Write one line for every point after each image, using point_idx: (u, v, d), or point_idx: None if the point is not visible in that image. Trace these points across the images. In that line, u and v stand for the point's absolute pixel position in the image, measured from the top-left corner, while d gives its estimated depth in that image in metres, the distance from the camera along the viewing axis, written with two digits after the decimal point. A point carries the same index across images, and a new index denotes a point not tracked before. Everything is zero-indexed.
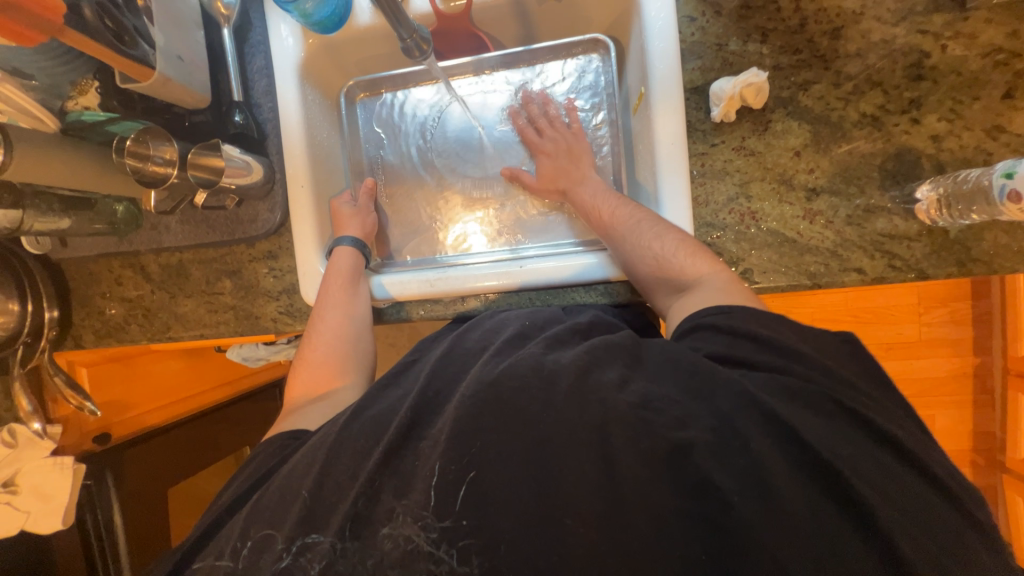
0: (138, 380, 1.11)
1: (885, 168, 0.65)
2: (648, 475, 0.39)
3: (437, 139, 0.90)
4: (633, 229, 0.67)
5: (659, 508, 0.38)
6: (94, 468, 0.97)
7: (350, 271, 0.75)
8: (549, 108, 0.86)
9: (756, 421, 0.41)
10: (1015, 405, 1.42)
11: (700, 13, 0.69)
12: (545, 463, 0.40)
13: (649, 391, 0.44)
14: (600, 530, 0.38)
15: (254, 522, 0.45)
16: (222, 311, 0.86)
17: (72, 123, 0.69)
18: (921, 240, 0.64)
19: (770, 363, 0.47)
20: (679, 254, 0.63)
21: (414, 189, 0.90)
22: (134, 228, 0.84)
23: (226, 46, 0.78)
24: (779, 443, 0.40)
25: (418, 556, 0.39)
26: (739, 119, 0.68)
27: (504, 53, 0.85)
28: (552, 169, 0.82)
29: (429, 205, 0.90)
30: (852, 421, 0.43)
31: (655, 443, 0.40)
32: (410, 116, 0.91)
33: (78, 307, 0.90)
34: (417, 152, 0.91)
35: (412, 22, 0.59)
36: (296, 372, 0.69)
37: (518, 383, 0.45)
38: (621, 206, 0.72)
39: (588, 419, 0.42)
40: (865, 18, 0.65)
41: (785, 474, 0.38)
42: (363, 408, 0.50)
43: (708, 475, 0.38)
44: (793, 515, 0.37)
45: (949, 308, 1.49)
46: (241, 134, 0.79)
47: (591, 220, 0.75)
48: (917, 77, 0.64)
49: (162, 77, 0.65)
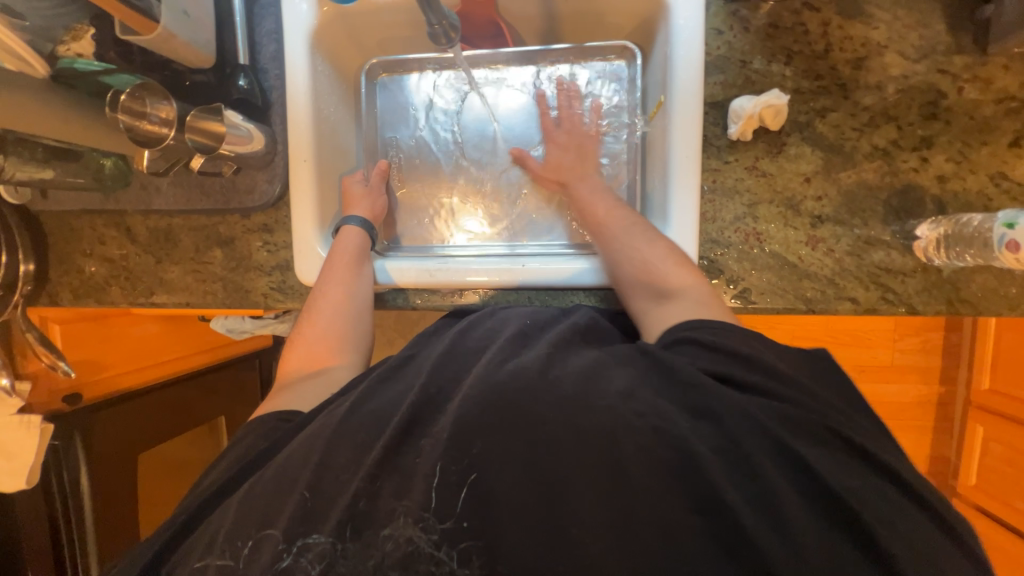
0: (112, 342, 1.07)
1: (890, 203, 0.66)
2: (654, 485, 0.40)
3: (453, 127, 0.88)
4: (626, 231, 0.68)
5: (662, 519, 0.39)
6: (65, 428, 0.96)
7: (357, 250, 0.74)
8: (575, 104, 0.83)
9: (767, 448, 0.42)
10: (973, 435, 1.50)
11: (727, 27, 0.68)
12: (547, 467, 0.41)
13: (650, 402, 0.44)
14: (607, 540, 0.38)
15: (245, 517, 0.44)
16: (210, 282, 0.83)
17: (63, 70, 0.64)
18: (915, 276, 0.65)
19: (771, 385, 0.47)
20: (665, 264, 0.63)
21: (426, 175, 0.88)
22: (122, 185, 0.81)
23: (233, 4, 0.74)
24: (784, 469, 0.41)
25: (418, 557, 0.39)
26: (755, 139, 0.68)
27: (525, 48, 0.84)
28: (558, 155, 0.82)
29: (441, 194, 0.88)
30: (849, 451, 0.43)
31: (665, 454, 0.41)
32: (425, 100, 0.88)
33: (55, 263, 0.85)
34: (433, 138, 0.88)
35: (443, 9, 0.57)
36: (292, 347, 0.68)
37: (521, 385, 0.46)
38: (616, 207, 0.72)
39: (591, 426, 0.43)
40: (889, 51, 0.66)
41: (785, 497, 0.39)
42: (363, 403, 0.50)
43: (716, 493, 0.39)
44: (796, 542, 0.38)
45: (923, 337, 1.56)
46: (244, 100, 0.75)
47: (587, 215, 0.74)
48: (931, 116, 0.65)
49: (165, 32, 0.61)
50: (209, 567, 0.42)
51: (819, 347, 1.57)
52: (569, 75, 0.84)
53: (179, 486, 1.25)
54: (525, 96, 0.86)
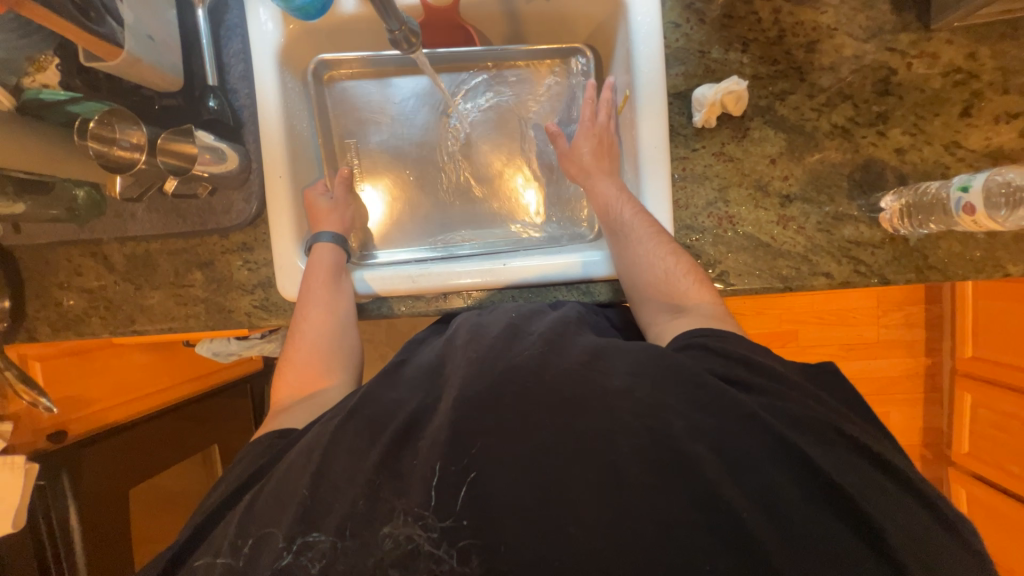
0: (99, 375, 1.05)
1: (854, 178, 0.68)
2: (652, 481, 0.40)
3: (415, 130, 0.88)
4: (652, 241, 0.65)
5: (664, 518, 0.39)
6: (48, 467, 0.93)
7: (332, 267, 0.74)
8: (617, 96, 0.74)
9: (769, 441, 0.42)
10: (961, 403, 1.53)
11: (684, 20, 0.71)
12: (547, 467, 0.42)
13: (651, 398, 0.45)
14: (603, 536, 0.39)
15: (253, 521, 0.45)
16: (192, 305, 0.82)
17: (30, 102, 0.65)
18: (884, 247, 0.67)
19: (740, 369, 0.49)
20: (681, 282, 0.62)
21: (393, 179, 0.89)
22: (96, 214, 0.80)
23: (199, 27, 0.75)
24: (780, 456, 0.42)
25: (418, 555, 0.40)
26: (720, 126, 0.70)
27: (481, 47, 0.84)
28: (576, 157, 0.76)
29: (412, 199, 0.88)
30: (819, 416, 0.45)
31: (664, 453, 0.41)
32: (385, 101, 0.88)
33: (32, 298, 0.84)
34: (397, 143, 0.89)
35: (401, 14, 0.57)
36: (281, 376, 0.67)
37: (519, 386, 0.46)
38: (643, 214, 0.67)
39: (592, 426, 0.43)
40: (839, 33, 0.68)
41: (776, 474, 0.41)
42: (361, 404, 0.49)
43: (717, 488, 0.40)
44: (787, 515, 0.40)
45: (906, 311, 1.59)
46: (214, 120, 0.75)
47: (609, 219, 0.69)
48: (885, 92, 0.68)
49: (130, 57, 0.62)
50: (214, 566, 0.43)
51: (806, 329, 1.60)
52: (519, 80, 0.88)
53: (167, 522, 1.21)
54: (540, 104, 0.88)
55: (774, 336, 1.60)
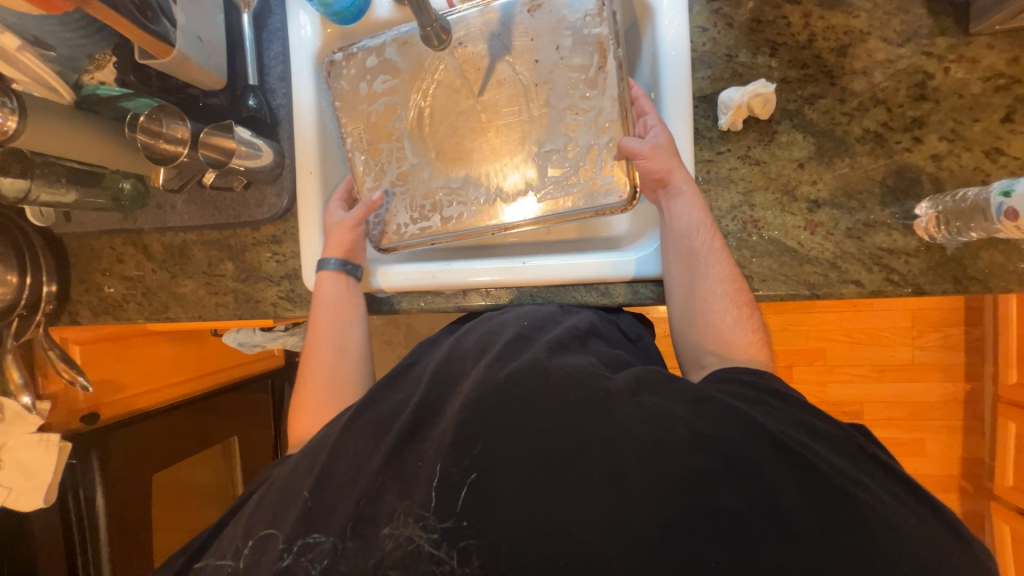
0: (130, 361, 1.10)
1: (887, 184, 0.66)
2: (659, 493, 0.39)
3: (443, 154, 0.76)
4: (722, 300, 0.61)
5: (665, 517, 0.39)
6: (81, 447, 0.97)
7: (335, 300, 0.73)
8: (654, 133, 0.67)
9: (787, 464, 0.40)
10: (1005, 432, 1.44)
11: (712, 24, 0.71)
12: (556, 472, 0.41)
13: (667, 410, 0.44)
14: (609, 534, 0.38)
15: (255, 524, 0.47)
16: (222, 294, 0.86)
17: (85, 97, 0.71)
18: (919, 256, 0.65)
19: (783, 407, 0.47)
20: (739, 331, 0.60)
21: (388, 118, 0.77)
22: (139, 206, 0.85)
23: (244, 31, 0.79)
24: (794, 468, 0.40)
25: (419, 556, 0.41)
26: (746, 129, 0.70)
27: (537, 214, 0.72)
28: (662, 166, 0.65)
29: (393, 108, 0.77)
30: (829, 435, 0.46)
31: (673, 470, 0.40)
32: (424, 193, 0.76)
33: (78, 283, 0.89)
34: (416, 150, 0.77)
35: (435, 10, 0.58)
36: (297, 415, 0.67)
37: (535, 388, 0.45)
38: (722, 264, 0.63)
39: (599, 435, 0.42)
40: (872, 38, 0.67)
41: (800, 493, 0.39)
42: (364, 410, 0.51)
43: (724, 507, 0.39)
44: (801, 532, 0.38)
45: (943, 332, 1.51)
46: (253, 117, 0.80)
47: (688, 249, 0.64)
48: (920, 97, 0.66)
49: (179, 55, 0.66)
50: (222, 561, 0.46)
51: (835, 348, 1.55)
52: (581, 151, 0.71)
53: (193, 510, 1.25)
54: (583, 115, 0.71)
55: (800, 354, 1.56)
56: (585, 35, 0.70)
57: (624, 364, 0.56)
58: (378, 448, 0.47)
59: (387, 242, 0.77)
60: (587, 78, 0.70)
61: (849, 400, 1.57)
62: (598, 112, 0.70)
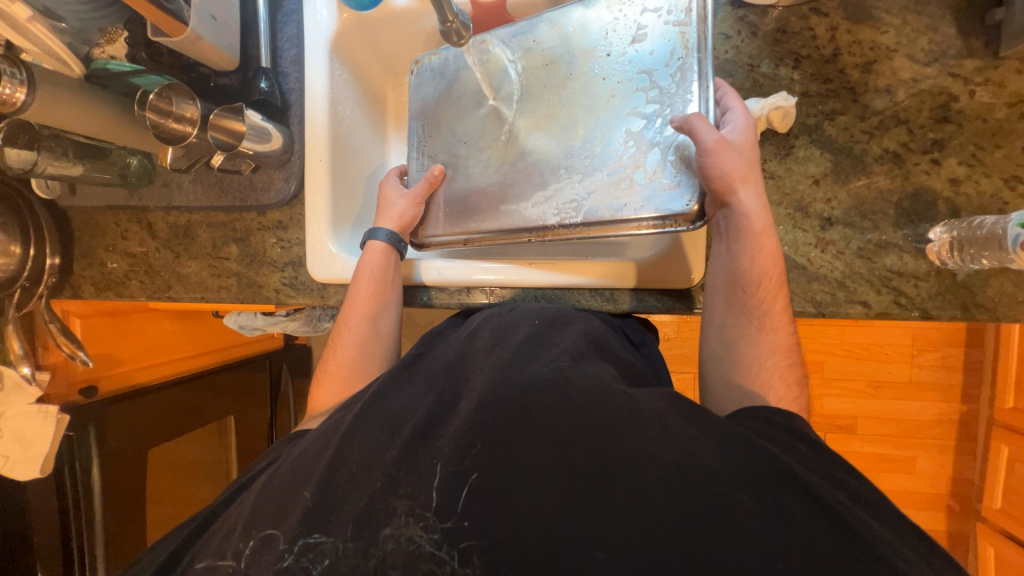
0: (129, 337, 1.11)
1: (902, 206, 0.66)
2: (681, 523, 0.38)
3: (490, 138, 0.73)
4: (763, 345, 0.60)
5: (699, 554, 0.37)
6: (79, 420, 0.96)
7: (378, 274, 0.73)
8: (733, 136, 0.60)
9: (802, 497, 0.40)
10: (998, 456, 1.45)
11: (735, 31, 0.70)
12: (569, 487, 0.41)
13: (681, 430, 0.44)
14: (627, 557, 0.37)
15: (255, 523, 0.46)
16: (225, 277, 0.85)
17: (97, 70, 0.70)
18: (929, 280, 0.64)
19: (781, 434, 0.48)
20: (770, 373, 0.59)
21: (450, 113, 0.78)
22: (146, 182, 0.84)
23: (258, 12, 0.78)
24: (803, 499, 0.40)
25: (420, 556, 0.40)
26: (763, 141, 0.68)
27: (586, 218, 0.65)
28: (728, 172, 0.58)
29: (456, 103, 0.77)
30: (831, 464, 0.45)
31: (694, 493, 0.39)
32: (472, 186, 0.74)
33: (81, 258, 0.89)
34: (468, 143, 0.75)
35: (454, 5, 0.57)
36: (323, 380, 0.72)
37: (548, 399, 0.46)
38: (773, 312, 0.61)
39: (610, 449, 0.42)
40: (898, 55, 0.66)
41: (812, 522, 0.39)
42: (375, 405, 0.52)
43: (751, 538, 0.37)
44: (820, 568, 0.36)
45: (942, 352, 1.51)
46: (264, 101, 0.78)
47: (743, 291, 0.61)
48: (943, 119, 0.65)
49: (193, 34, 0.65)
50: (217, 556, 0.45)
51: (833, 362, 1.55)
52: (643, 149, 0.63)
53: (185, 486, 1.26)
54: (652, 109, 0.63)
55: None
56: (668, 26, 0.63)
57: (627, 375, 0.55)
58: (392, 440, 0.47)
59: (423, 236, 0.78)
60: (661, 69, 0.62)
61: (844, 414, 1.57)
62: (666, 109, 0.62)
